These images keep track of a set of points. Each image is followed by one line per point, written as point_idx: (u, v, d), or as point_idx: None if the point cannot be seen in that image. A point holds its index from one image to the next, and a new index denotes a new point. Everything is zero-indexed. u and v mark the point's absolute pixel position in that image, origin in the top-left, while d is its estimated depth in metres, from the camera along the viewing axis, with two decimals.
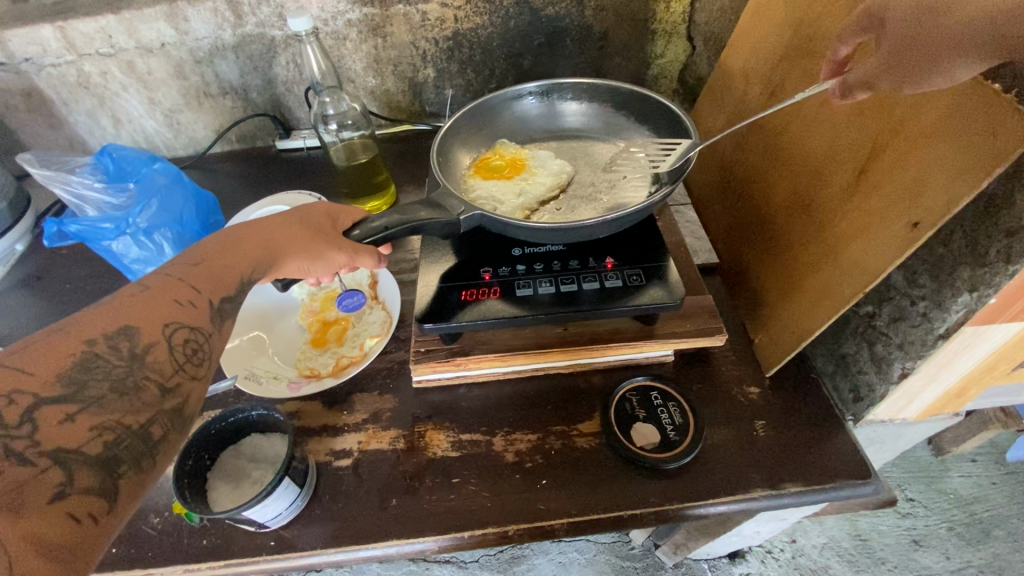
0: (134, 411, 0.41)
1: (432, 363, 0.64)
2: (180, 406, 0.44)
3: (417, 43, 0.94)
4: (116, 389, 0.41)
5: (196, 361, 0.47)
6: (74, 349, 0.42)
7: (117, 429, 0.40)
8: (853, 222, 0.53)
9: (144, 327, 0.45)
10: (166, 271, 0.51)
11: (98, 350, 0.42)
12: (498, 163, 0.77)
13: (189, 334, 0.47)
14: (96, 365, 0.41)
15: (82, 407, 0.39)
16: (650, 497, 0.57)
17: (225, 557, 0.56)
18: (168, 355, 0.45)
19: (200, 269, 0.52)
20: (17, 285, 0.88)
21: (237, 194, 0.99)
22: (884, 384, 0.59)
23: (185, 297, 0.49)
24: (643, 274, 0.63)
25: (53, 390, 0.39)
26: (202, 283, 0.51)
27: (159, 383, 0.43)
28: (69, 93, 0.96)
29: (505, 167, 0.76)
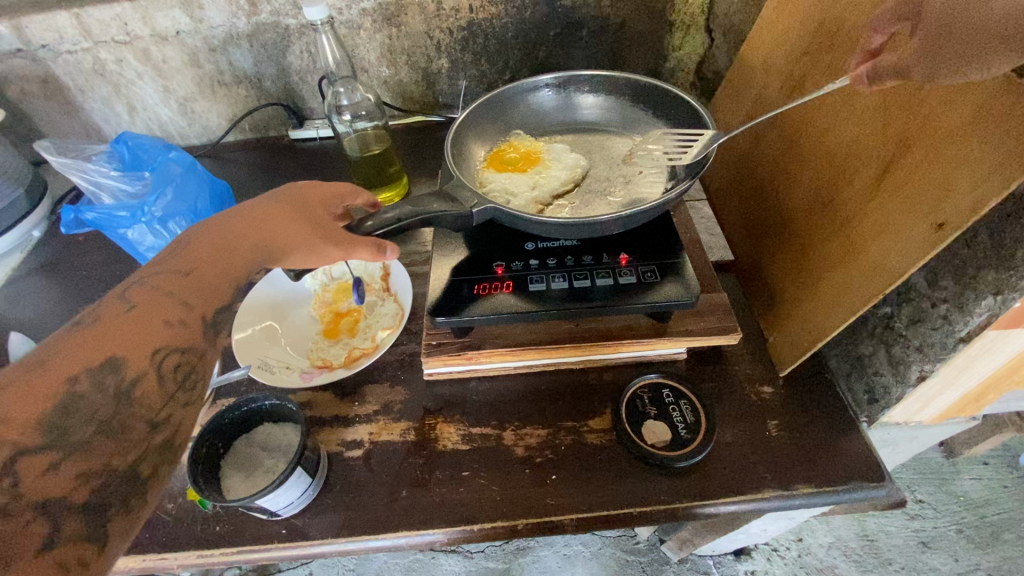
0: (122, 450, 0.42)
1: (443, 356, 0.64)
2: (169, 437, 0.45)
3: (431, 33, 0.93)
4: (104, 428, 0.41)
5: (187, 385, 0.47)
6: (56, 387, 0.40)
7: (105, 471, 0.40)
8: (874, 222, 0.52)
9: (134, 356, 0.44)
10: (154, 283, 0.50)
11: (80, 388, 0.41)
12: (512, 155, 0.77)
13: (179, 357, 0.47)
14: (80, 404, 0.40)
15: (67, 452, 0.39)
16: (660, 495, 0.56)
17: (237, 543, 0.56)
18: (158, 386, 0.45)
19: (190, 274, 0.52)
20: (33, 271, 0.90)
21: (250, 183, 0.99)
22: (901, 387, 0.59)
23: (174, 316, 0.48)
24: (658, 271, 0.62)
25: (38, 433, 0.38)
26: (194, 298, 0.51)
27: (147, 420, 0.44)
28: (85, 80, 0.96)
29: (519, 160, 0.76)
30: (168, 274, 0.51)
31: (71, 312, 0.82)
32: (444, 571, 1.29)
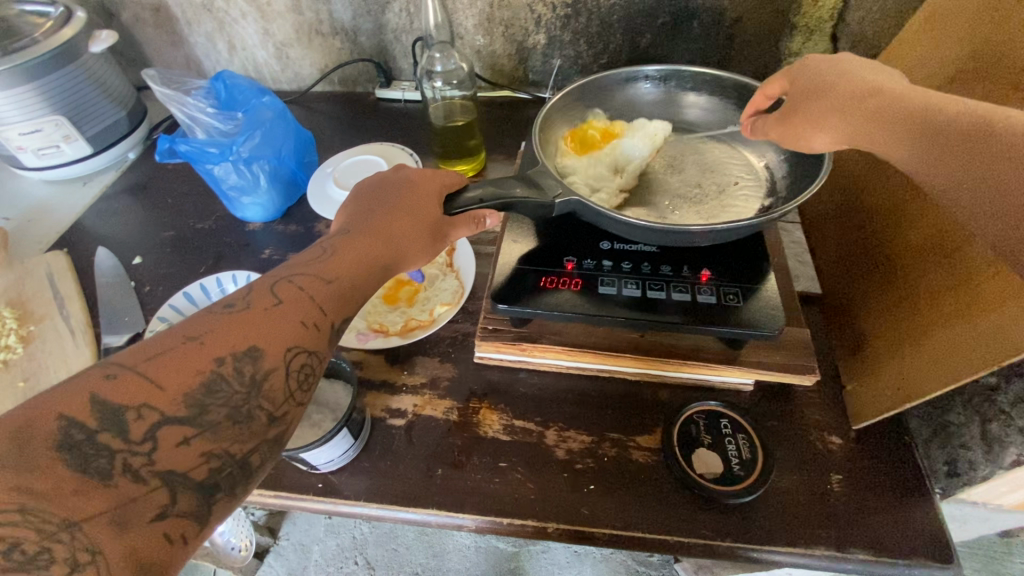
0: (242, 439, 0.39)
1: (497, 343, 0.63)
2: (282, 435, 0.42)
3: (533, 6, 0.89)
4: (232, 417, 0.39)
5: (307, 387, 0.44)
6: (202, 366, 0.39)
7: (223, 456, 0.38)
8: (1003, 283, 0.46)
9: (268, 350, 0.42)
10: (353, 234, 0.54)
11: (223, 371, 0.40)
12: (592, 134, 0.73)
13: (306, 359, 0.44)
14: (218, 389, 0.39)
15: (199, 430, 0.38)
16: (699, 529, 0.54)
17: (276, 487, 0.58)
18: (283, 381, 0.42)
19: (334, 282, 0.49)
20: (124, 191, 0.95)
21: (331, 135, 1.00)
22: (991, 468, 0.53)
23: (310, 318, 0.45)
24: (740, 294, 0.58)
25: (178, 410, 0.37)
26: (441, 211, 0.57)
27: (268, 412, 0.41)
28: (194, 14, 0.99)
29: (598, 139, 0.73)
30: (310, 276, 0.48)
31: (153, 237, 0.86)
32: (454, 542, 1.31)
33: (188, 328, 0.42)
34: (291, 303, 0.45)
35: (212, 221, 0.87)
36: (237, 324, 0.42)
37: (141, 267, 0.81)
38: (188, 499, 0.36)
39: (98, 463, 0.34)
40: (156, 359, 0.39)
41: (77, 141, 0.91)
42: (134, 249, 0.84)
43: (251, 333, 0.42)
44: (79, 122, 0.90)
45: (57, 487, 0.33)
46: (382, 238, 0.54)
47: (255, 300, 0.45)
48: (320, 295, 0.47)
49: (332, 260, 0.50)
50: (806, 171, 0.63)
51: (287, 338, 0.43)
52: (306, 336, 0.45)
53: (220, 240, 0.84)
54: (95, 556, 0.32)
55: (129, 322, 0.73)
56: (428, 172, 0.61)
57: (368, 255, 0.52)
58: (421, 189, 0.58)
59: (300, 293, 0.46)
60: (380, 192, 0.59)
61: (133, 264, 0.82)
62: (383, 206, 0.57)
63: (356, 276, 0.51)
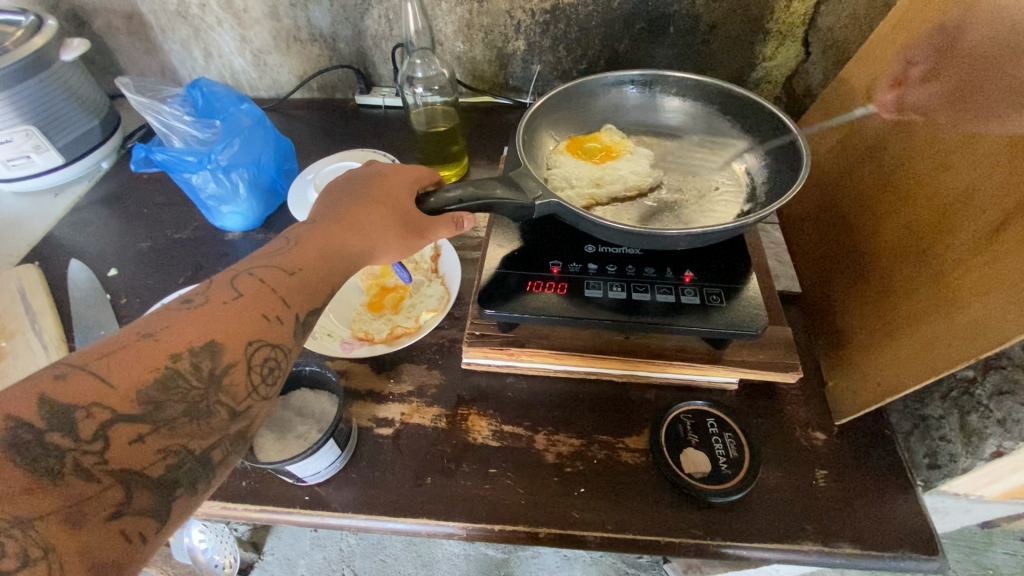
0: (202, 434, 0.38)
1: (485, 349, 0.63)
2: (246, 429, 0.41)
3: (512, 13, 0.90)
4: (190, 412, 0.38)
5: (271, 381, 0.43)
6: (158, 362, 0.38)
7: (181, 452, 0.37)
8: (979, 279, 0.47)
9: (228, 345, 0.41)
10: (313, 230, 0.53)
11: (179, 367, 0.39)
12: (593, 145, 0.74)
13: (269, 352, 0.43)
14: (175, 385, 0.38)
15: (154, 427, 0.36)
16: (689, 528, 0.54)
17: (262, 501, 0.57)
18: (245, 376, 0.42)
19: (296, 274, 0.48)
20: (97, 202, 0.92)
21: (312, 142, 0.99)
22: (970, 459, 0.55)
23: (273, 311, 0.45)
24: (723, 294, 0.59)
25: (132, 408, 0.36)
26: (407, 207, 0.56)
27: (229, 407, 0.40)
28: (168, 21, 0.97)
29: (598, 151, 0.73)
30: (272, 269, 0.47)
31: (129, 248, 0.84)
32: (444, 551, 1.29)
33: (141, 326, 0.41)
34: (251, 297, 0.45)
35: (191, 231, 0.85)
36: (193, 321, 0.41)
37: (117, 280, 0.79)
38: (145, 497, 0.35)
39: (46, 461, 0.33)
40: (107, 357, 0.37)
41: (48, 152, 0.88)
42: (109, 261, 0.82)
43: (211, 329, 0.41)
44: (50, 132, 0.87)
45: (7, 487, 0.31)
46: (354, 230, 0.54)
47: (214, 295, 0.44)
48: (281, 287, 0.46)
49: (294, 253, 0.50)
50: (783, 176, 0.65)
51: (247, 333, 0.43)
52: (268, 329, 0.44)
53: (198, 250, 0.82)
54: (47, 552, 0.30)
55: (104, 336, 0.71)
56: (401, 167, 0.61)
57: (333, 248, 0.52)
58: (390, 182, 0.58)
59: (261, 287, 0.46)
60: (350, 188, 0.59)
61: (107, 277, 0.80)
62: (354, 200, 0.56)
63: (322, 269, 0.50)
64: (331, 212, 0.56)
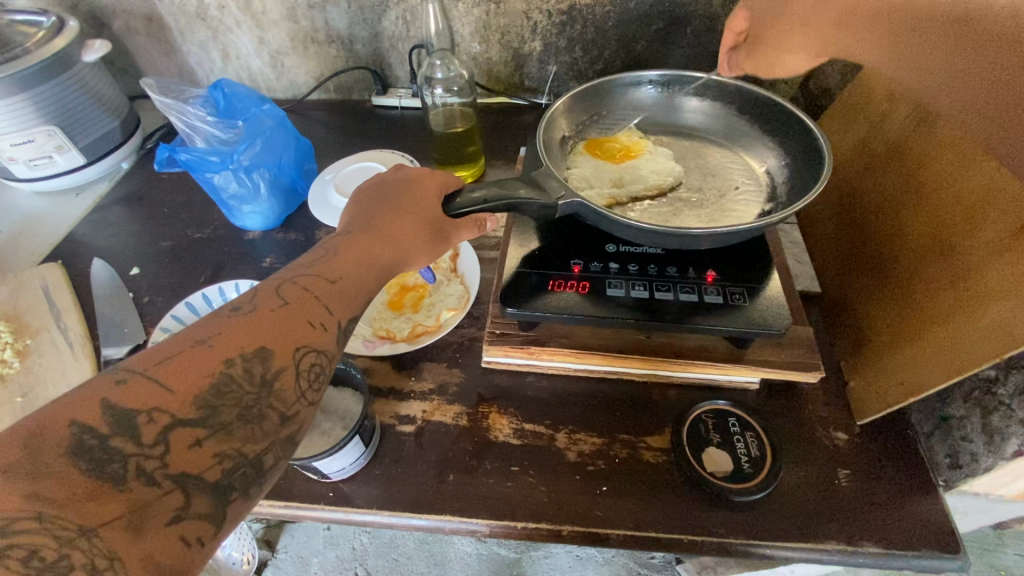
0: (254, 439, 0.39)
1: (505, 347, 0.63)
2: (294, 434, 0.42)
3: (529, 14, 0.91)
4: (244, 416, 0.39)
5: (317, 387, 0.43)
6: (212, 368, 0.39)
7: (235, 456, 0.38)
8: (1001, 279, 0.47)
9: (278, 349, 0.42)
10: (347, 237, 0.54)
11: (233, 372, 0.39)
12: (614, 145, 0.75)
13: (315, 359, 0.44)
14: (229, 390, 0.39)
15: (211, 432, 0.37)
16: (713, 527, 0.54)
17: (287, 497, 0.58)
18: (294, 380, 0.42)
19: (337, 283, 0.49)
20: (118, 201, 0.93)
21: (329, 143, 1.00)
22: (992, 459, 0.54)
23: (316, 318, 0.46)
24: (746, 294, 0.59)
25: (189, 412, 0.37)
26: (434, 210, 0.57)
27: (280, 411, 0.41)
28: (187, 23, 0.99)
29: (618, 151, 0.74)
30: (314, 277, 0.48)
31: (150, 247, 0.85)
32: (455, 550, 1.30)
33: (194, 332, 0.41)
34: (298, 304, 0.45)
35: (211, 230, 0.86)
36: (243, 327, 0.42)
37: (138, 278, 0.80)
38: (203, 501, 0.35)
39: (109, 468, 0.33)
40: (165, 364, 0.38)
41: (70, 151, 0.90)
42: (131, 260, 0.83)
43: (261, 335, 0.42)
44: (72, 132, 0.89)
45: (70, 492, 0.32)
46: (385, 240, 0.54)
47: (261, 303, 0.45)
48: (323, 294, 0.47)
49: (333, 261, 0.50)
50: (803, 176, 0.65)
51: (295, 338, 0.43)
52: (313, 335, 0.45)
53: (219, 249, 0.83)
54: (113, 562, 0.31)
55: (128, 334, 0.72)
56: (427, 171, 0.61)
57: (368, 257, 0.52)
58: (421, 188, 0.58)
59: (306, 296, 0.46)
60: (380, 193, 0.59)
61: (130, 275, 0.81)
62: (386, 207, 0.57)
63: (357, 277, 0.50)
64: (363, 217, 0.57)
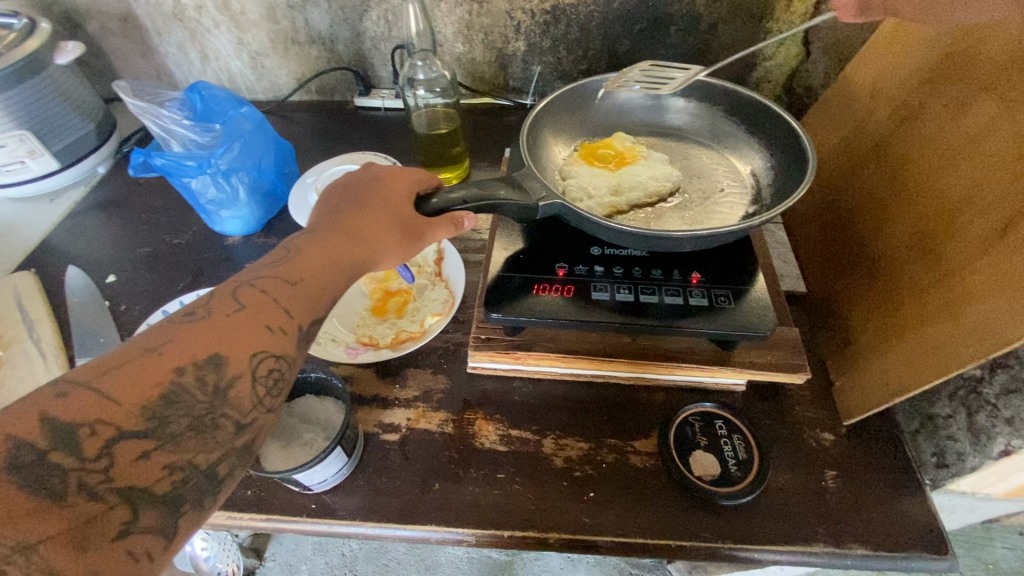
0: (207, 449, 0.38)
1: (491, 353, 0.62)
2: (252, 442, 0.41)
3: (513, 14, 0.90)
4: (195, 426, 0.38)
5: (277, 393, 0.42)
6: (162, 377, 0.37)
7: (187, 467, 0.37)
8: (985, 279, 0.47)
9: (233, 356, 0.41)
10: (313, 238, 0.52)
11: (184, 381, 0.38)
12: (606, 152, 0.73)
13: (275, 363, 0.43)
14: (180, 399, 0.37)
15: (159, 443, 0.36)
16: (701, 532, 0.54)
17: (268, 510, 0.57)
18: (250, 387, 0.41)
19: (299, 284, 0.47)
20: (95, 207, 0.91)
21: (311, 145, 0.99)
22: (977, 458, 0.55)
23: (277, 322, 0.44)
24: (731, 296, 0.59)
25: (137, 424, 0.35)
26: (407, 209, 0.55)
27: (235, 420, 0.40)
28: (164, 23, 0.96)
29: (611, 157, 0.72)
30: (274, 279, 0.46)
31: (127, 254, 0.83)
32: (447, 555, 1.29)
33: (144, 340, 0.40)
34: (254, 309, 0.43)
35: (190, 236, 0.85)
36: (198, 333, 0.40)
37: (115, 286, 0.78)
38: (152, 514, 0.35)
39: (49, 484, 0.32)
40: (111, 374, 0.36)
41: (43, 157, 0.87)
42: (107, 268, 0.81)
43: (217, 342, 0.40)
44: (45, 136, 0.86)
45: (7, 510, 0.31)
46: (354, 239, 0.52)
47: (217, 307, 0.43)
48: (285, 298, 0.45)
49: (297, 261, 0.48)
50: (788, 177, 0.65)
51: (253, 344, 0.42)
52: (273, 341, 0.43)
53: (198, 255, 0.81)
54: None
55: (104, 343, 0.70)
56: (400, 170, 0.60)
57: (335, 259, 0.50)
58: (390, 187, 0.57)
59: (264, 298, 0.44)
60: (349, 195, 0.57)
61: (106, 283, 0.79)
62: (355, 207, 0.55)
63: (321, 279, 0.48)
64: (332, 217, 0.55)
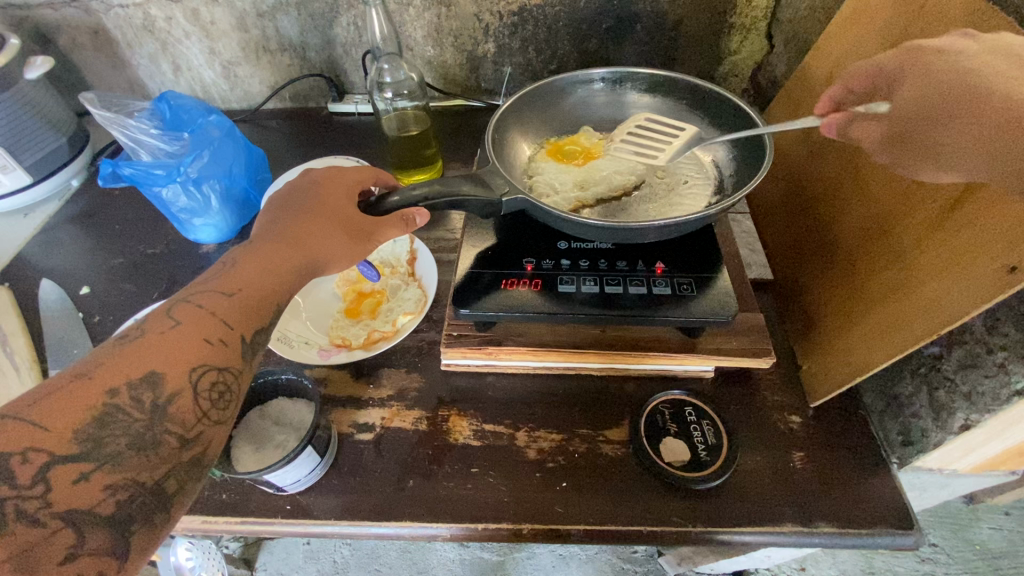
0: (152, 466, 0.39)
1: (462, 349, 0.63)
2: (200, 455, 0.42)
3: (481, 16, 0.91)
4: (136, 445, 0.39)
5: (223, 406, 0.44)
6: (94, 400, 0.38)
7: (132, 486, 0.38)
8: (935, 257, 0.49)
9: (173, 374, 0.42)
10: (256, 248, 0.53)
11: (120, 402, 0.39)
12: (573, 148, 0.75)
13: (218, 377, 0.44)
14: (115, 420, 0.38)
15: (97, 464, 0.37)
16: (671, 516, 0.55)
17: (242, 513, 0.57)
18: (193, 403, 0.42)
19: (236, 295, 0.48)
20: (69, 220, 0.91)
21: (286, 151, 0.99)
22: (940, 433, 0.56)
23: (218, 335, 0.45)
24: (693, 284, 0.60)
25: (70, 448, 0.36)
26: (353, 214, 0.57)
27: (179, 435, 0.41)
28: (134, 35, 0.97)
29: (578, 154, 0.75)
30: (215, 294, 0.47)
31: (101, 265, 0.83)
32: (439, 557, 1.28)
33: (81, 365, 0.41)
34: (193, 324, 0.45)
35: (164, 245, 0.85)
36: (134, 353, 0.42)
37: (88, 298, 0.78)
38: (100, 535, 0.35)
39: None
40: (44, 403, 0.38)
41: (15, 171, 0.87)
42: (80, 280, 0.81)
43: (153, 359, 0.42)
44: (15, 151, 0.86)
45: None
46: (295, 246, 0.53)
47: (154, 327, 0.44)
48: (225, 312, 0.47)
49: (234, 273, 0.50)
50: (750, 166, 0.66)
51: (194, 359, 0.43)
52: (215, 354, 0.44)
53: (172, 264, 0.82)
54: None
55: (76, 355, 0.70)
56: (343, 175, 0.61)
57: (279, 268, 0.52)
58: (332, 192, 0.58)
59: (203, 313, 0.46)
60: (291, 203, 0.58)
61: (79, 295, 0.78)
62: (297, 215, 0.56)
63: (266, 291, 0.50)
64: (279, 225, 0.56)
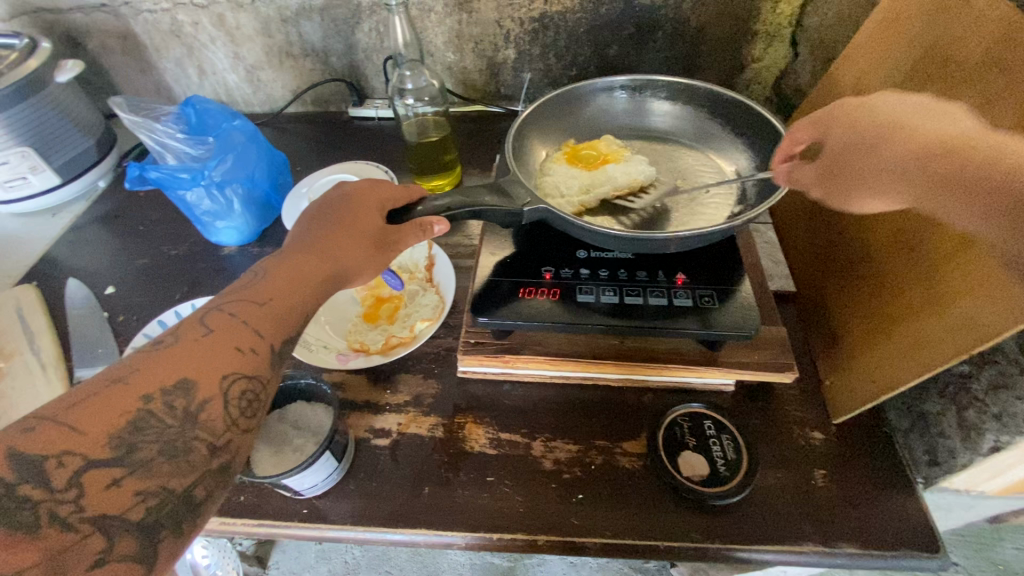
0: (180, 473, 0.39)
1: (479, 357, 0.63)
2: (225, 463, 0.42)
3: (502, 22, 0.91)
4: (166, 452, 0.39)
5: (250, 414, 0.44)
6: (129, 405, 0.39)
7: (160, 493, 0.38)
8: (966, 274, 0.47)
9: (202, 382, 0.42)
10: (281, 256, 0.54)
11: (153, 408, 0.40)
12: (590, 153, 0.73)
13: (247, 385, 0.44)
14: (147, 425, 0.39)
15: (129, 470, 0.37)
16: (691, 532, 0.54)
17: (260, 516, 0.57)
18: (223, 410, 0.42)
19: (265, 304, 0.49)
20: (95, 221, 0.93)
21: (306, 155, 1.00)
22: (969, 454, 0.54)
23: (246, 343, 0.46)
24: (715, 296, 0.59)
25: (103, 453, 0.37)
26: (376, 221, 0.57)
27: (208, 443, 0.41)
28: (162, 40, 0.99)
29: (595, 158, 0.73)
30: (243, 302, 0.48)
31: (126, 265, 0.84)
32: (449, 561, 1.28)
33: (111, 369, 0.42)
34: (222, 332, 0.45)
35: (187, 247, 0.86)
36: (165, 359, 0.42)
37: (113, 298, 0.79)
38: (128, 540, 0.36)
39: (21, 516, 0.33)
40: (78, 406, 0.38)
41: (45, 172, 0.89)
42: (106, 279, 0.82)
43: (182, 366, 0.42)
44: (46, 153, 0.88)
45: None
46: (324, 256, 0.54)
47: (184, 334, 0.45)
48: (252, 319, 0.47)
49: (262, 283, 0.50)
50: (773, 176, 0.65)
51: (223, 366, 0.44)
52: (244, 362, 0.45)
53: (194, 265, 0.83)
54: None
55: (102, 354, 0.71)
56: (367, 183, 0.61)
57: (303, 275, 0.52)
58: (356, 200, 0.59)
59: (231, 320, 0.46)
60: (315, 210, 0.58)
61: (105, 295, 0.80)
62: (321, 222, 0.57)
63: (291, 297, 0.50)
64: (304, 233, 0.56)
